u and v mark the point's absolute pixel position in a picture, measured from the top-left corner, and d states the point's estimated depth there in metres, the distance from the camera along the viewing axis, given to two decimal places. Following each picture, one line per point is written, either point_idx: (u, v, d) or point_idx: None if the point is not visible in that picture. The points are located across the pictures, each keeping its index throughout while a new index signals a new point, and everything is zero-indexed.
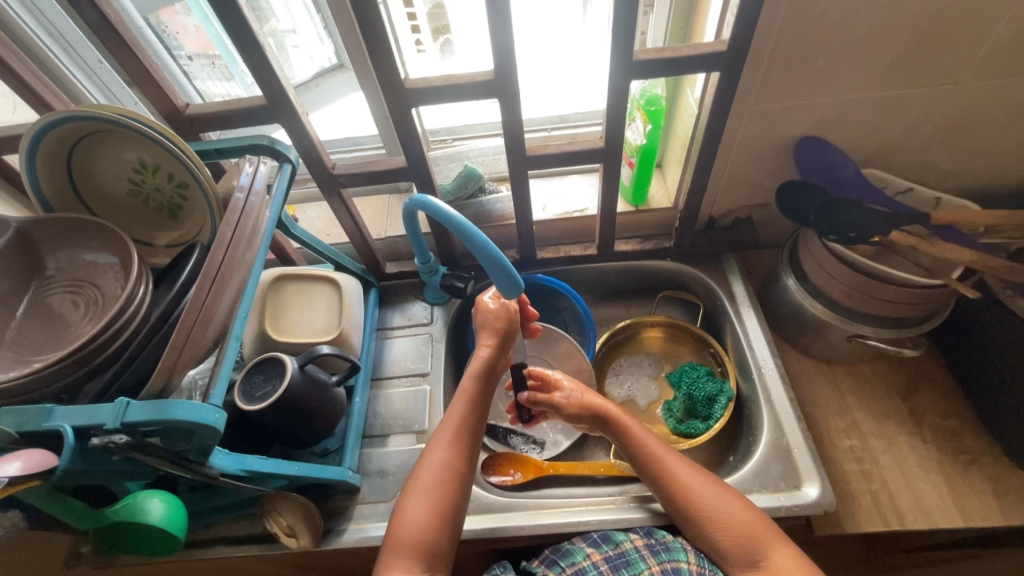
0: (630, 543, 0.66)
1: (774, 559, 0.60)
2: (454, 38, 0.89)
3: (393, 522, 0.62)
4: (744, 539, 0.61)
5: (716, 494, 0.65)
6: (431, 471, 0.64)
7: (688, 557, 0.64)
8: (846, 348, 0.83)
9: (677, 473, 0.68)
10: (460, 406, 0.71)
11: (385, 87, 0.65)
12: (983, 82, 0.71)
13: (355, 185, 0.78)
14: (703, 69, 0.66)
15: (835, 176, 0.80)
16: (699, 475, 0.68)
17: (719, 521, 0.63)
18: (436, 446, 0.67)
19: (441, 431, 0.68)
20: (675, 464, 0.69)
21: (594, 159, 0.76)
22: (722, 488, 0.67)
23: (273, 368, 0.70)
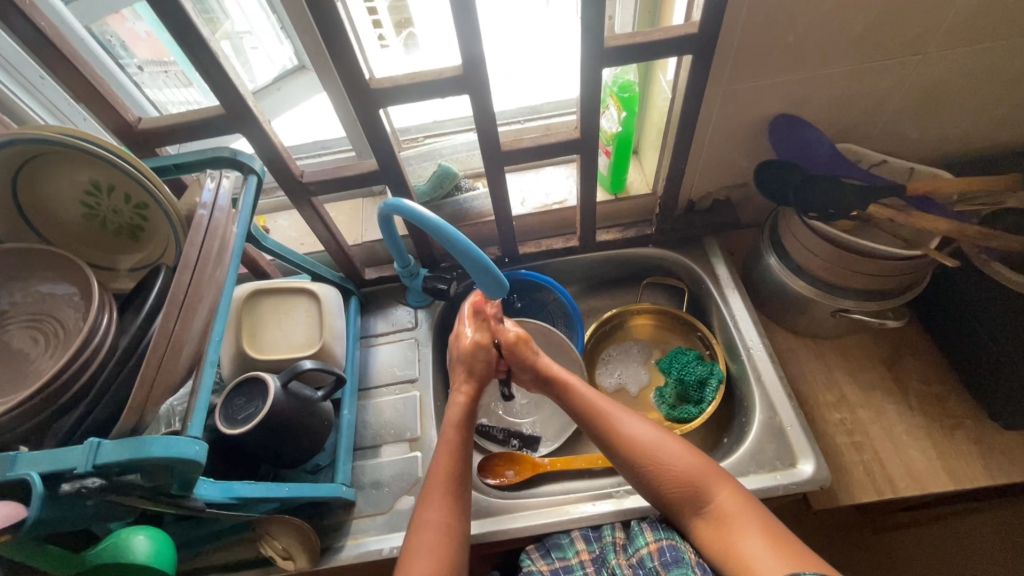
0: (612, 537, 0.70)
1: (716, 500, 0.62)
2: (418, 31, 0.87)
3: None
4: (689, 487, 0.63)
5: (659, 445, 0.66)
6: (428, 534, 0.61)
7: (647, 539, 0.66)
8: (831, 323, 0.84)
9: (625, 432, 0.68)
10: (446, 456, 0.67)
11: (350, 89, 0.63)
12: (949, 51, 0.71)
13: (325, 192, 0.75)
14: (674, 53, 0.64)
15: (811, 153, 0.80)
16: (642, 430, 0.68)
17: (663, 475, 0.65)
18: (427, 505, 0.64)
19: (433, 486, 0.65)
20: (622, 428, 0.68)
21: (571, 150, 0.74)
22: (664, 436, 0.67)
23: (254, 389, 0.68)
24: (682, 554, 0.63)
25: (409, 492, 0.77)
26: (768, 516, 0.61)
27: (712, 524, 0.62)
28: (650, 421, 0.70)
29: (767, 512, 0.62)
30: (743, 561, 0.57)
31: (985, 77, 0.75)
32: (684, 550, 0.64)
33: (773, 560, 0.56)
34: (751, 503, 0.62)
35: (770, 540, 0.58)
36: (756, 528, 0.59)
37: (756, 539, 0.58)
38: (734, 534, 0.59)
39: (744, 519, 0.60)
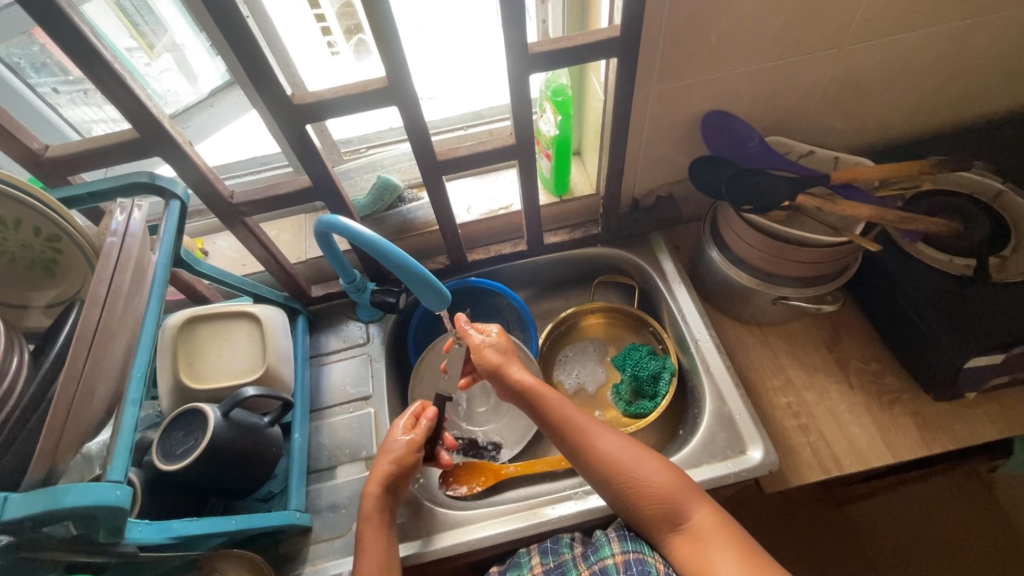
0: (570, 553, 0.69)
1: (693, 517, 0.62)
2: (368, 37, 0.85)
3: None
4: (668, 505, 0.63)
5: (639, 463, 0.65)
6: None
7: (614, 549, 0.65)
8: (773, 311, 0.86)
9: (605, 454, 0.66)
10: (376, 557, 0.64)
11: (273, 107, 0.61)
12: (861, 44, 0.75)
13: (259, 212, 0.73)
14: (600, 56, 0.65)
15: (742, 147, 0.82)
16: (622, 448, 0.66)
17: (642, 494, 0.64)
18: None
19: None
20: (603, 448, 0.66)
21: (508, 156, 0.74)
22: (642, 454, 0.66)
23: (192, 421, 0.65)
24: (649, 567, 0.63)
25: None
26: (743, 535, 0.61)
27: (687, 539, 0.62)
28: (625, 435, 0.69)
29: (743, 529, 0.62)
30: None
31: (895, 68, 0.79)
32: (652, 562, 0.63)
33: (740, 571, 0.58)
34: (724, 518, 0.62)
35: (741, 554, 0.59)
36: (728, 542, 0.60)
37: (729, 553, 0.59)
38: (709, 551, 0.60)
39: (718, 535, 0.61)
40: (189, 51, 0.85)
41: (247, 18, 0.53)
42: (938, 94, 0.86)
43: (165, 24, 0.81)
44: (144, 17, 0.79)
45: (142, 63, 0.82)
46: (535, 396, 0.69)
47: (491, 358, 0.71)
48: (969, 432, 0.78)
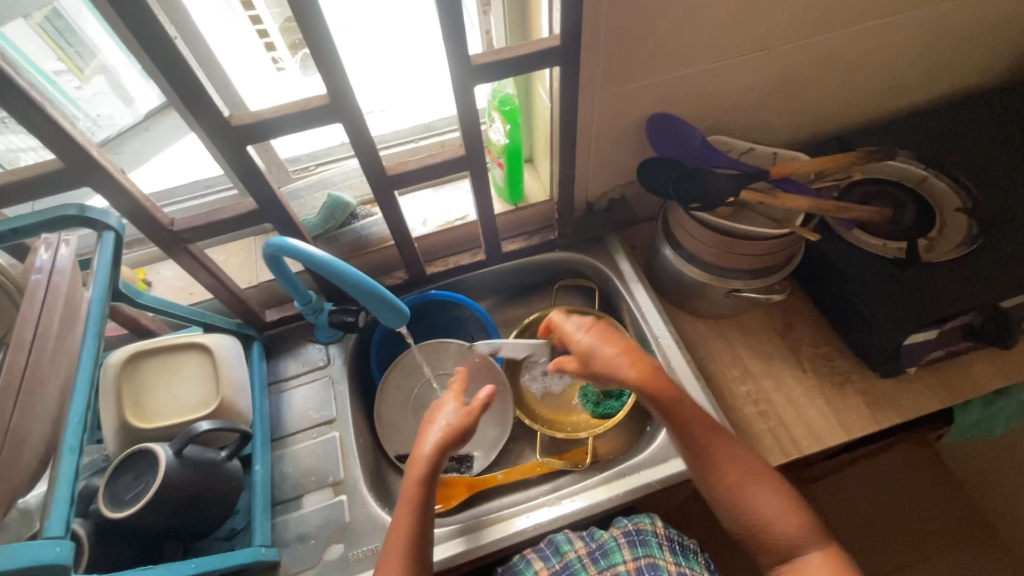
0: (572, 551, 0.69)
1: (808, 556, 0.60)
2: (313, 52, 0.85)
3: None
4: (790, 540, 0.61)
5: (758, 493, 0.63)
6: None
7: (625, 556, 0.67)
8: (727, 303, 0.89)
9: (725, 475, 0.64)
10: (403, 527, 0.61)
11: (208, 129, 0.59)
12: (789, 45, 0.79)
13: (204, 238, 0.70)
14: (543, 65, 0.66)
15: (686, 148, 0.85)
16: (744, 473, 0.64)
17: (762, 523, 0.62)
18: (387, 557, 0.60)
19: (392, 554, 0.60)
20: (722, 466, 0.65)
21: (458, 167, 0.73)
22: (769, 482, 0.63)
23: (141, 463, 0.62)
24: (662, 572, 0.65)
25: (337, 540, 0.74)
26: None
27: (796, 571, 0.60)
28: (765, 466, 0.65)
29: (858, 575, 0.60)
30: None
31: (822, 66, 0.84)
32: (664, 566, 0.66)
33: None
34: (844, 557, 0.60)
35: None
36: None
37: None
38: None
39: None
40: (122, 72, 0.82)
41: (176, 39, 0.51)
42: (862, 90, 0.91)
43: (94, 46, 0.78)
44: (71, 39, 0.75)
45: (72, 86, 0.79)
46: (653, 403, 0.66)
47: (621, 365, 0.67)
48: (914, 405, 0.82)
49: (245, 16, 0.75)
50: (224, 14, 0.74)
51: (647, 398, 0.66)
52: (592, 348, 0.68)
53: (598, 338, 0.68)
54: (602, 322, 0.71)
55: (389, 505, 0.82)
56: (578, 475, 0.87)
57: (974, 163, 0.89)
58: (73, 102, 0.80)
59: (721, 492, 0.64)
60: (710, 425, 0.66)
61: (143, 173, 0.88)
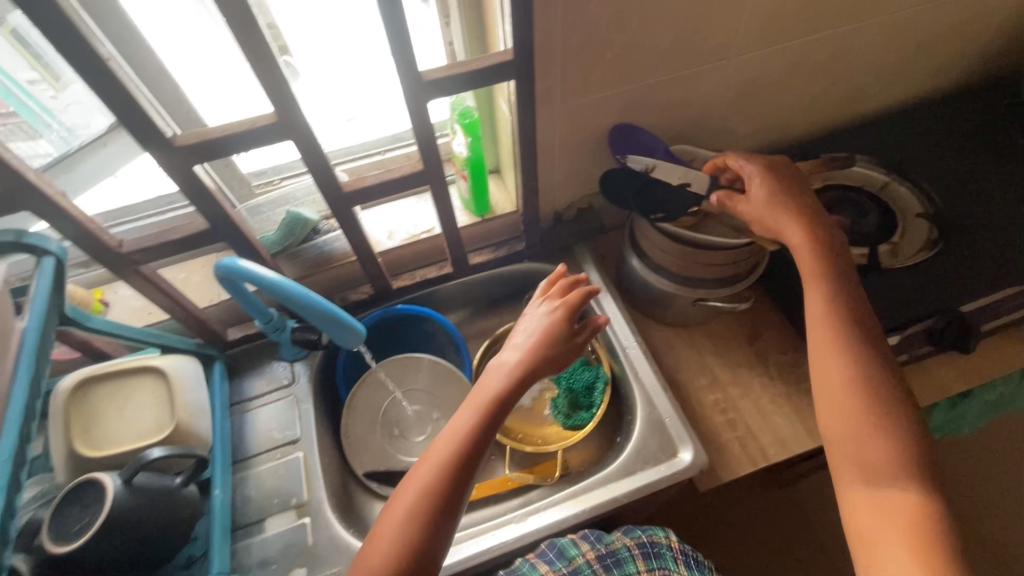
0: (581, 556, 0.69)
1: (897, 488, 0.53)
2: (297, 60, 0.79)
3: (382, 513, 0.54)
4: (879, 470, 0.54)
5: (856, 392, 0.58)
6: (413, 490, 0.53)
7: (638, 567, 0.69)
8: (694, 312, 0.89)
9: (837, 375, 0.59)
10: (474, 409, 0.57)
11: (150, 149, 0.57)
12: (747, 55, 0.79)
13: (155, 259, 0.68)
14: (498, 79, 0.65)
15: (649, 158, 0.84)
16: (870, 386, 0.58)
17: (854, 441, 0.56)
18: (427, 456, 0.55)
19: (451, 431, 0.56)
20: (851, 369, 0.59)
21: (417, 182, 0.73)
22: (881, 395, 0.57)
23: (90, 494, 0.60)
24: None
25: (300, 564, 0.72)
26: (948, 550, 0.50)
27: (871, 506, 0.54)
28: (891, 383, 0.58)
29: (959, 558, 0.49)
30: (875, 564, 0.51)
31: (780, 75, 0.85)
32: None
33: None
34: (952, 535, 0.51)
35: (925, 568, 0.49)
36: (908, 546, 0.50)
37: (899, 547, 0.51)
38: (882, 540, 0.52)
39: (902, 531, 0.51)
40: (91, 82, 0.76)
41: (111, 60, 0.50)
42: (823, 97, 0.92)
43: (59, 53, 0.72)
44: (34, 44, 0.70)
45: (48, 96, 0.75)
46: (803, 264, 0.65)
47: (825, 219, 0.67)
48: None
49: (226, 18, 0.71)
50: (180, 27, 0.72)
51: (811, 250, 0.65)
52: (762, 192, 0.69)
53: (771, 192, 0.68)
54: (784, 179, 0.70)
55: (355, 525, 0.81)
56: (547, 488, 0.86)
57: (929, 170, 0.91)
58: (47, 112, 0.75)
59: (824, 385, 0.60)
60: (862, 325, 0.61)
61: (98, 191, 0.83)
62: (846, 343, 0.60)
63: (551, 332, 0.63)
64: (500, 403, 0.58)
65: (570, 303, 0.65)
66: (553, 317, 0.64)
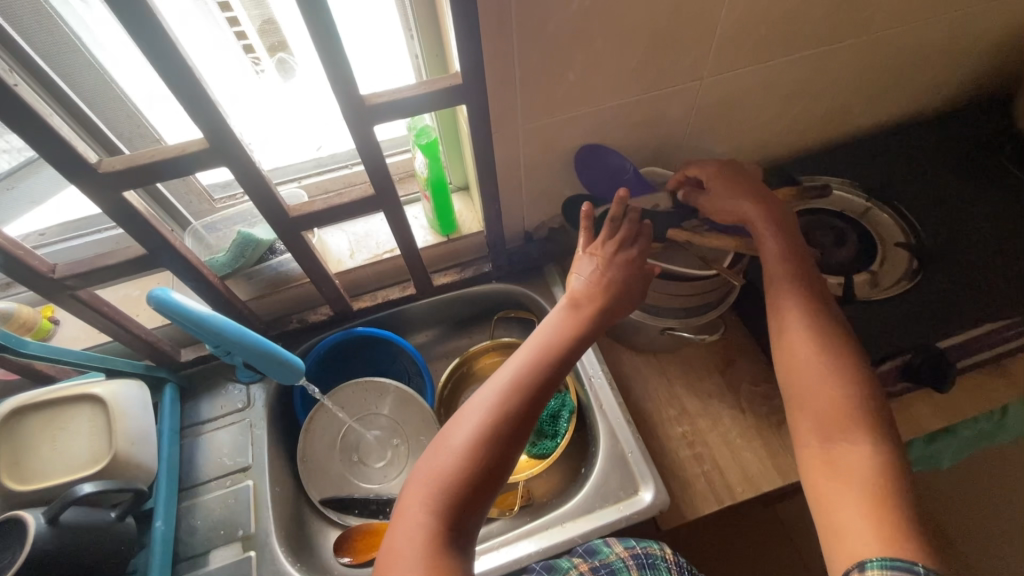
0: (573, 569, 0.64)
1: (853, 443, 0.55)
2: (294, 58, 0.81)
3: (444, 432, 0.55)
4: (834, 426, 0.56)
5: (808, 350, 0.61)
6: (479, 408, 0.55)
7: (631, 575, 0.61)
8: (663, 340, 0.86)
9: (797, 340, 0.62)
10: (548, 335, 0.59)
11: (72, 177, 0.54)
12: (718, 77, 0.76)
13: (91, 284, 0.66)
14: (449, 103, 0.62)
15: (617, 181, 0.81)
16: (826, 348, 0.60)
17: (813, 401, 0.58)
18: (477, 407, 0.55)
19: (524, 356, 0.58)
20: (808, 331, 0.61)
21: (369, 206, 0.70)
22: (834, 355, 0.60)
23: (11, 532, 0.57)
24: None
25: None
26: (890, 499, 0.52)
27: (826, 461, 0.56)
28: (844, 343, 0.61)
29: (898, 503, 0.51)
30: (831, 518, 0.53)
31: (756, 96, 0.82)
32: None
33: (867, 536, 0.50)
34: (902, 489, 0.52)
35: (878, 522, 0.50)
36: (861, 503, 0.52)
37: (851, 504, 0.52)
38: (834, 494, 0.54)
39: (855, 488, 0.53)
40: None
41: (17, 85, 0.47)
42: (803, 118, 0.89)
43: None
44: None
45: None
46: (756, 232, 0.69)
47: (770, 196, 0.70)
48: None
49: (222, 19, 0.72)
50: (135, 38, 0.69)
51: (758, 226, 0.68)
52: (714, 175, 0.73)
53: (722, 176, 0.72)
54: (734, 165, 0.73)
55: (306, 556, 0.78)
56: (507, 521, 0.83)
57: (911, 196, 0.88)
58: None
59: (784, 345, 0.63)
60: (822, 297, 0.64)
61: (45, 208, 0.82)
62: (799, 309, 0.63)
63: (628, 286, 0.62)
64: (575, 333, 0.59)
65: (642, 254, 0.64)
66: (628, 270, 0.63)
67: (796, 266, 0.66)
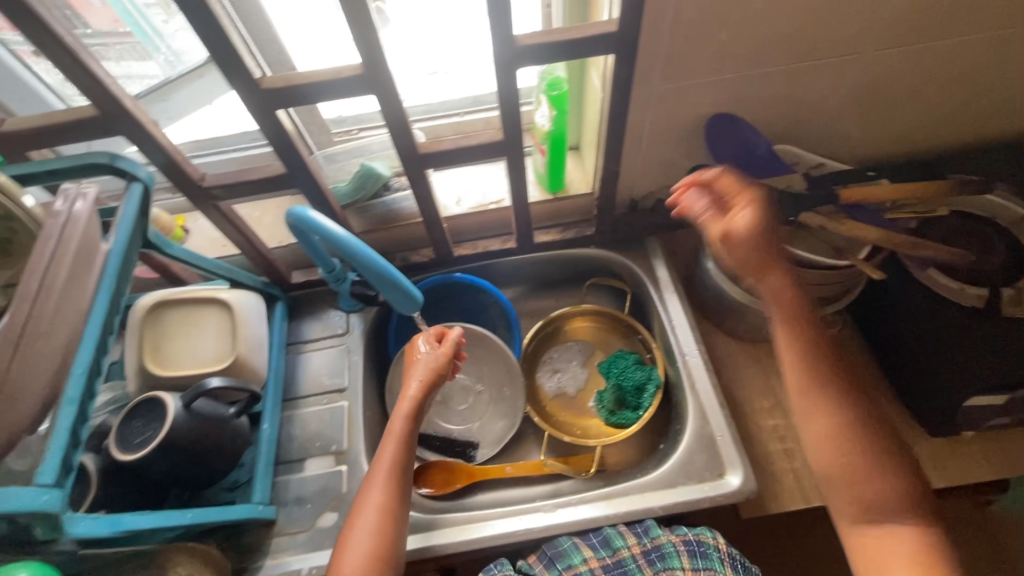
0: (626, 548, 0.68)
1: (891, 522, 0.55)
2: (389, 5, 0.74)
3: (338, 552, 0.62)
4: (871, 508, 0.55)
5: (842, 425, 0.58)
6: (365, 516, 0.63)
7: (683, 563, 0.66)
8: (767, 329, 0.82)
9: (820, 427, 0.59)
10: (388, 453, 0.67)
11: (239, 90, 0.57)
12: (884, 51, 0.69)
13: (233, 196, 0.70)
14: (597, 52, 0.60)
15: (748, 155, 0.77)
16: (851, 425, 0.58)
17: (847, 484, 0.57)
18: (365, 518, 0.63)
19: (378, 473, 0.66)
20: (837, 410, 0.58)
21: (495, 153, 0.69)
22: (862, 431, 0.58)
23: (153, 410, 0.64)
24: None
25: (332, 508, 0.75)
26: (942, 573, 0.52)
27: (870, 543, 0.55)
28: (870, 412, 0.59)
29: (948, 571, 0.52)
30: None
31: (921, 78, 0.74)
32: None
33: None
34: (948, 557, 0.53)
35: None
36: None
37: None
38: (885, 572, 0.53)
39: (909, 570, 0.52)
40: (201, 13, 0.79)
41: None
42: (967, 108, 0.79)
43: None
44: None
45: (159, 20, 0.79)
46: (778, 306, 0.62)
47: (773, 251, 0.62)
48: (960, 471, 0.75)
49: None
50: None
51: (775, 292, 0.62)
52: (745, 206, 0.63)
53: (756, 214, 0.62)
54: (753, 191, 0.63)
55: None
56: (580, 481, 0.84)
57: None
58: (158, 35, 0.81)
59: (812, 424, 0.59)
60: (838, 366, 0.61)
61: (191, 119, 0.88)
62: (828, 392, 0.59)
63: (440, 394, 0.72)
64: (405, 447, 0.68)
65: (444, 372, 0.72)
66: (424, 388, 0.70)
67: (815, 349, 0.60)
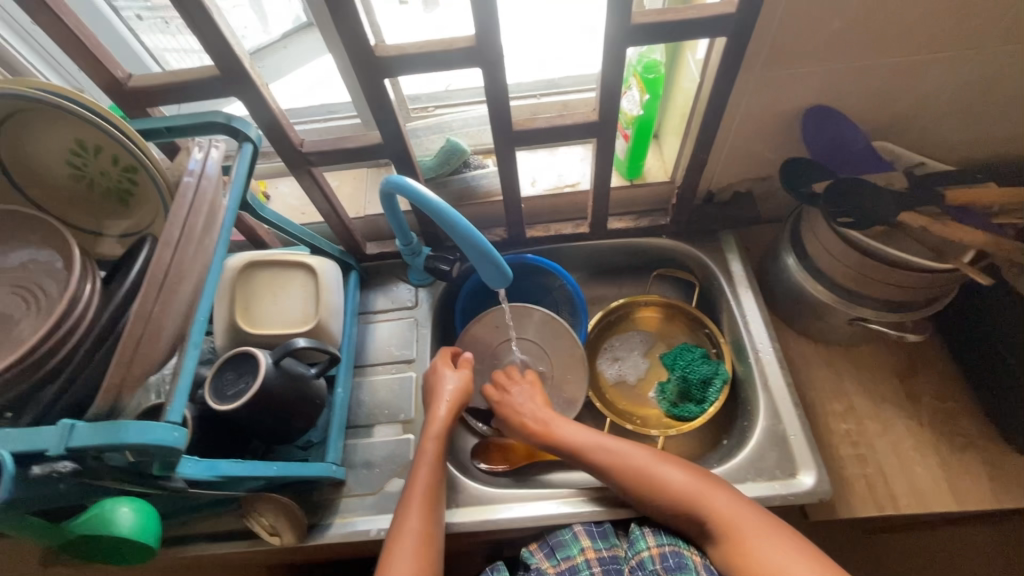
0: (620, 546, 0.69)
1: (713, 508, 0.63)
2: None
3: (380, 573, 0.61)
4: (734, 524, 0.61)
5: (668, 475, 0.66)
6: (407, 534, 0.63)
7: (648, 543, 0.66)
8: (847, 331, 0.80)
9: (662, 487, 0.65)
10: (424, 475, 0.69)
11: (353, 58, 0.58)
12: (1005, 48, 0.65)
13: (327, 163, 0.71)
14: (705, 35, 0.59)
15: (845, 151, 0.74)
16: (666, 470, 0.67)
17: (690, 510, 0.64)
18: (404, 534, 0.63)
19: (416, 498, 0.67)
20: (668, 468, 0.67)
21: (587, 134, 0.69)
22: (686, 469, 0.67)
23: (245, 364, 0.66)
24: (686, 561, 0.64)
25: (399, 475, 0.77)
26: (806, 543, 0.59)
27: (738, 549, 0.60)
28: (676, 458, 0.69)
29: (795, 530, 0.61)
30: None
31: None
32: (688, 555, 0.65)
33: None
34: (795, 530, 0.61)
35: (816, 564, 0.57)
36: (794, 551, 0.58)
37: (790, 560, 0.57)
38: (752, 549, 0.59)
39: (791, 551, 0.58)
40: None
41: None
42: None
43: None
44: None
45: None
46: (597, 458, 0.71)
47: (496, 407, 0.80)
48: None
49: None
50: None
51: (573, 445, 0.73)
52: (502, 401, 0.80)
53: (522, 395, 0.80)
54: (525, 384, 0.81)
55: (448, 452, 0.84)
56: None
57: None
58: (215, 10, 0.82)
59: (645, 483, 0.66)
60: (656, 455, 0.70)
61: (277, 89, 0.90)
62: (664, 466, 0.67)
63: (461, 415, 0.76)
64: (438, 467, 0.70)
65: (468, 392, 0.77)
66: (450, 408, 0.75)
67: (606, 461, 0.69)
